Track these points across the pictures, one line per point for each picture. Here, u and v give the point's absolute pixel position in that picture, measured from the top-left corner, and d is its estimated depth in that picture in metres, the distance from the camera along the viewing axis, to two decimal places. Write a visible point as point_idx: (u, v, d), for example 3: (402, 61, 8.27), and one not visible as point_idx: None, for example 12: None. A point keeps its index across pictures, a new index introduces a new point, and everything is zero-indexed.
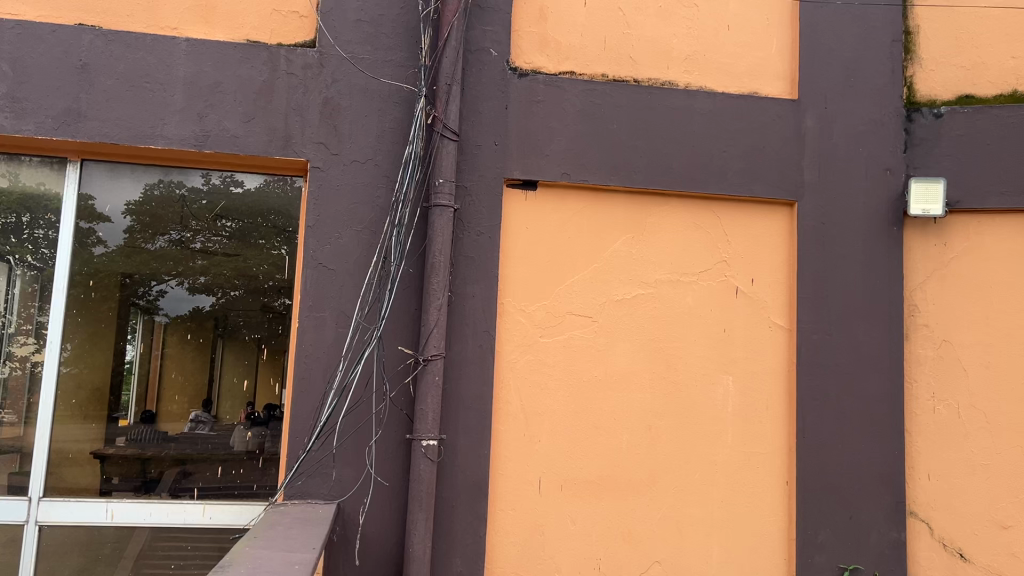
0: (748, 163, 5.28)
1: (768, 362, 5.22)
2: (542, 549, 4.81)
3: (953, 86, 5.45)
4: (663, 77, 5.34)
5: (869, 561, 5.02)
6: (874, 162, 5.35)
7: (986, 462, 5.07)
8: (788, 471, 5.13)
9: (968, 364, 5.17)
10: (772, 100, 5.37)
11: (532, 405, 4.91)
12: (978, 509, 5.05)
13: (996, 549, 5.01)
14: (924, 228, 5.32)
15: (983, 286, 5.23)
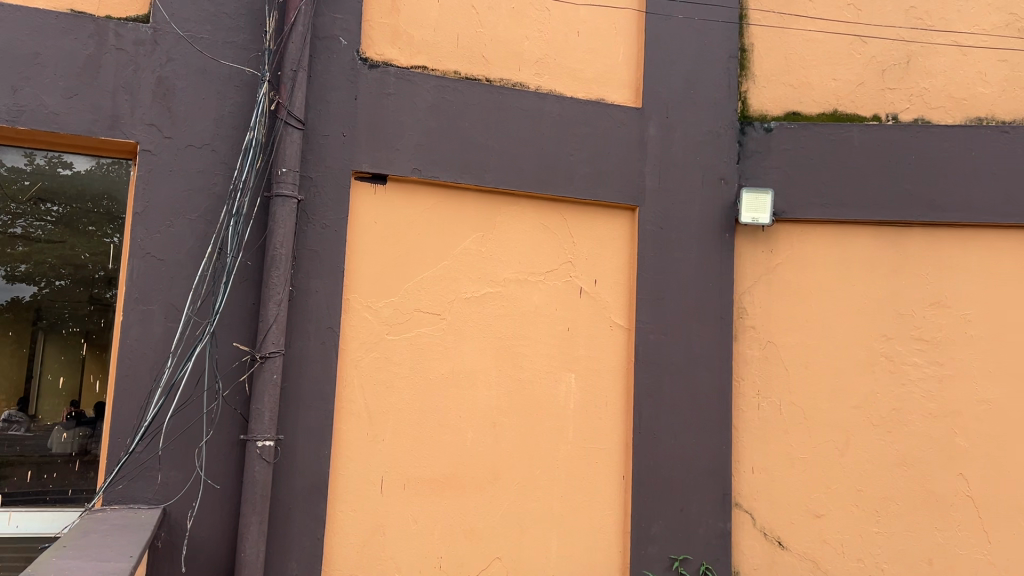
0: (594, 167, 5.42)
1: (608, 361, 5.39)
2: (382, 549, 4.74)
3: (782, 104, 5.83)
4: (514, 77, 5.40)
5: (697, 551, 5.28)
6: (710, 172, 5.63)
7: (802, 456, 5.45)
8: (624, 466, 5.31)
9: (789, 364, 5.54)
10: (617, 107, 5.54)
11: (376, 403, 4.83)
12: (795, 499, 5.42)
13: (810, 537, 5.39)
14: (754, 236, 5.66)
15: (804, 292, 5.61)
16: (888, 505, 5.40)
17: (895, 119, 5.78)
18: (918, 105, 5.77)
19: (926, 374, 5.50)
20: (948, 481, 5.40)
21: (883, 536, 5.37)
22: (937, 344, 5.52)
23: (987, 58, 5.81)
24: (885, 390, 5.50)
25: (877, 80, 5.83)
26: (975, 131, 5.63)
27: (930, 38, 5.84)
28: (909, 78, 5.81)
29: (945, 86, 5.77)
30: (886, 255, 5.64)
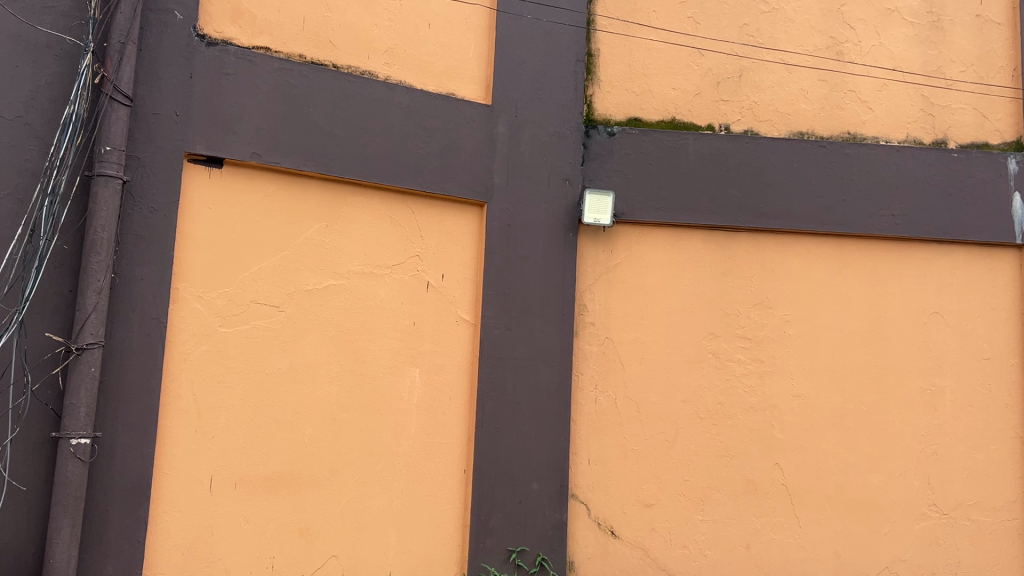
0: (442, 161, 5.40)
1: (452, 356, 5.40)
2: (211, 550, 4.54)
3: (624, 109, 6.05)
4: (362, 66, 5.29)
5: (533, 542, 5.39)
6: (555, 171, 5.74)
7: (635, 448, 5.69)
8: (465, 459, 5.36)
9: (625, 359, 5.76)
10: (467, 103, 5.54)
11: (208, 398, 4.61)
12: (627, 490, 5.64)
13: (640, 525, 5.63)
14: (596, 236, 5.85)
15: (641, 291, 5.85)
16: (711, 494, 5.72)
17: (727, 130, 6.11)
18: (747, 117, 6.13)
19: (748, 370, 5.86)
20: (765, 470, 5.78)
21: (706, 523, 5.69)
22: (759, 342, 5.89)
23: (810, 77, 6.22)
24: (712, 385, 5.82)
25: (712, 92, 6.14)
26: (797, 145, 6.05)
27: (761, 55, 6.20)
28: (740, 92, 6.15)
29: (771, 101, 6.16)
30: (716, 258, 5.96)
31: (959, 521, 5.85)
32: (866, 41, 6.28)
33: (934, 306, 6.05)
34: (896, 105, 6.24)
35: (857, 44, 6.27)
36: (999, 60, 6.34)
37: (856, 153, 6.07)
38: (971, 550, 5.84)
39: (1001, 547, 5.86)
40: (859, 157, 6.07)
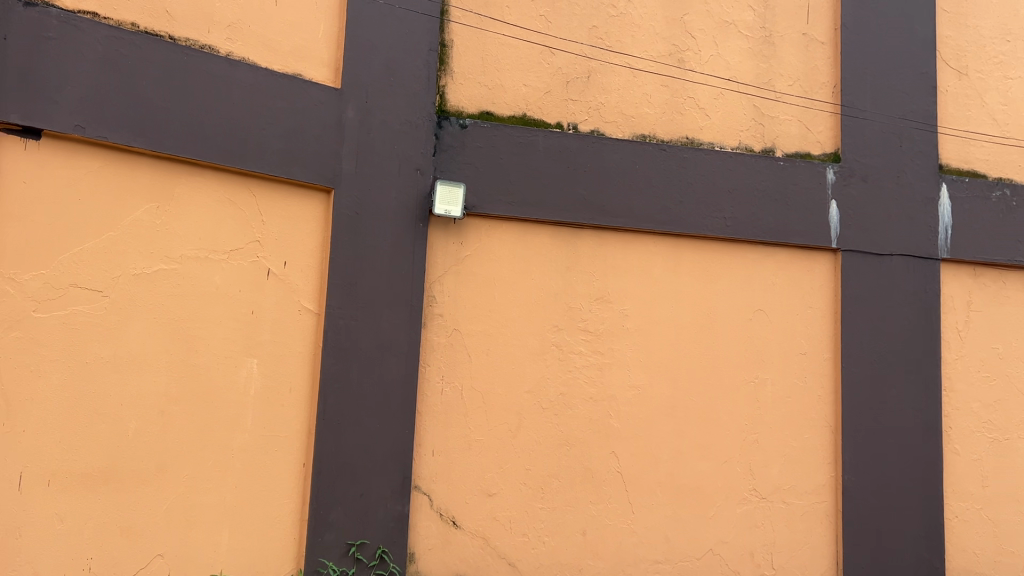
0: (286, 143, 5.23)
1: (294, 346, 5.26)
2: (19, 551, 4.27)
3: (477, 102, 6.07)
4: (202, 40, 5.03)
5: (374, 535, 5.37)
6: (406, 161, 5.68)
7: (479, 439, 5.74)
8: (304, 452, 5.25)
9: (472, 351, 5.80)
10: (315, 86, 5.39)
11: (18, 389, 4.30)
12: (470, 480, 5.69)
13: (481, 515, 5.69)
14: (446, 228, 5.84)
15: (489, 283, 5.90)
16: (551, 482, 5.87)
17: (574, 128, 6.26)
18: (594, 118, 6.30)
19: (589, 362, 6.05)
20: (602, 459, 5.99)
21: (545, 511, 5.83)
22: (600, 335, 6.09)
23: (652, 82, 6.47)
24: (554, 376, 5.96)
25: (561, 90, 6.27)
26: (640, 147, 6.28)
27: (608, 58, 6.38)
28: (588, 92, 6.32)
29: (617, 103, 6.36)
30: (562, 252, 6.10)
31: (775, 503, 6.29)
32: (705, 50, 6.60)
33: (759, 303, 6.46)
34: (730, 113, 6.60)
35: (696, 53, 6.59)
36: (821, 76, 6.83)
37: (693, 157, 6.37)
38: (784, 529, 6.29)
39: (811, 526, 6.34)
40: (696, 161, 6.38)
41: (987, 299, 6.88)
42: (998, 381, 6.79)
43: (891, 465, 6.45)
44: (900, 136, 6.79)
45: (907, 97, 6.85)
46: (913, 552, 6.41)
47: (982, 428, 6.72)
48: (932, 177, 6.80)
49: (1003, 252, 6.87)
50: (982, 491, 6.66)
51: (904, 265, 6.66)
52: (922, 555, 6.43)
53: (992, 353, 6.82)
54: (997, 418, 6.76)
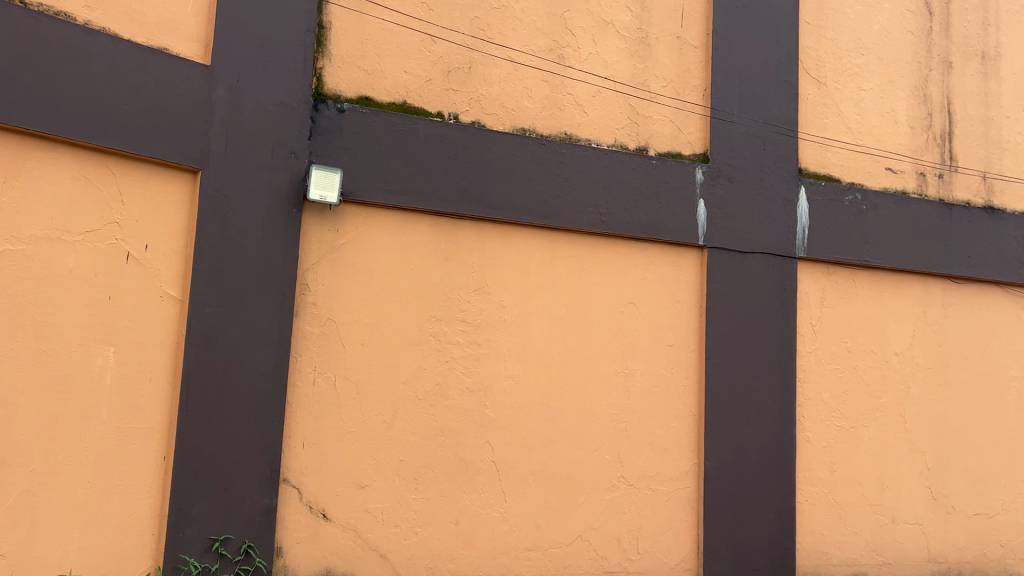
0: (150, 120, 5.04)
1: (155, 334, 5.07)
2: None
3: (355, 87, 5.96)
4: (59, 6, 4.79)
5: (239, 529, 5.23)
6: (279, 143, 5.55)
7: (352, 430, 5.65)
8: (165, 445, 5.07)
9: (346, 341, 5.69)
10: (183, 62, 5.20)
11: None
12: (342, 472, 5.60)
13: (352, 507, 5.61)
14: (321, 214, 5.71)
15: (365, 272, 5.80)
16: (425, 473, 5.84)
17: (455, 118, 6.23)
18: (475, 109, 6.30)
19: (466, 352, 6.05)
20: (476, 449, 6.02)
21: (418, 502, 5.81)
22: (477, 326, 6.11)
23: (532, 76, 6.53)
24: (430, 366, 5.94)
25: (442, 79, 6.23)
26: (519, 140, 6.33)
27: (489, 50, 6.40)
28: (469, 83, 6.31)
29: (498, 95, 6.38)
30: (440, 243, 6.07)
31: (642, 490, 6.51)
32: (584, 48, 6.72)
33: (631, 297, 6.65)
34: (606, 111, 6.74)
35: (576, 50, 6.69)
36: (693, 79, 7.09)
37: (571, 153, 6.49)
38: (649, 515, 6.51)
39: (675, 512, 6.59)
40: (574, 157, 6.49)
41: (838, 296, 7.34)
42: (846, 373, 7.27)
43: (750, 452, 6.78)
44: (763, 141, 7.14)
45: (771, 104, 7.21)
46: (767, 534, 6.77)
47: (831, 416, 7.17)
48: (791, 180, 7.19)
49: (853, 253, 7.34)
50: (830, 475, 7.12)
51: (765, 263, 7.02)
52: (775, 537, 6.80)
53: (842, 346, 7.29)
54: (844, 408, 7.23)
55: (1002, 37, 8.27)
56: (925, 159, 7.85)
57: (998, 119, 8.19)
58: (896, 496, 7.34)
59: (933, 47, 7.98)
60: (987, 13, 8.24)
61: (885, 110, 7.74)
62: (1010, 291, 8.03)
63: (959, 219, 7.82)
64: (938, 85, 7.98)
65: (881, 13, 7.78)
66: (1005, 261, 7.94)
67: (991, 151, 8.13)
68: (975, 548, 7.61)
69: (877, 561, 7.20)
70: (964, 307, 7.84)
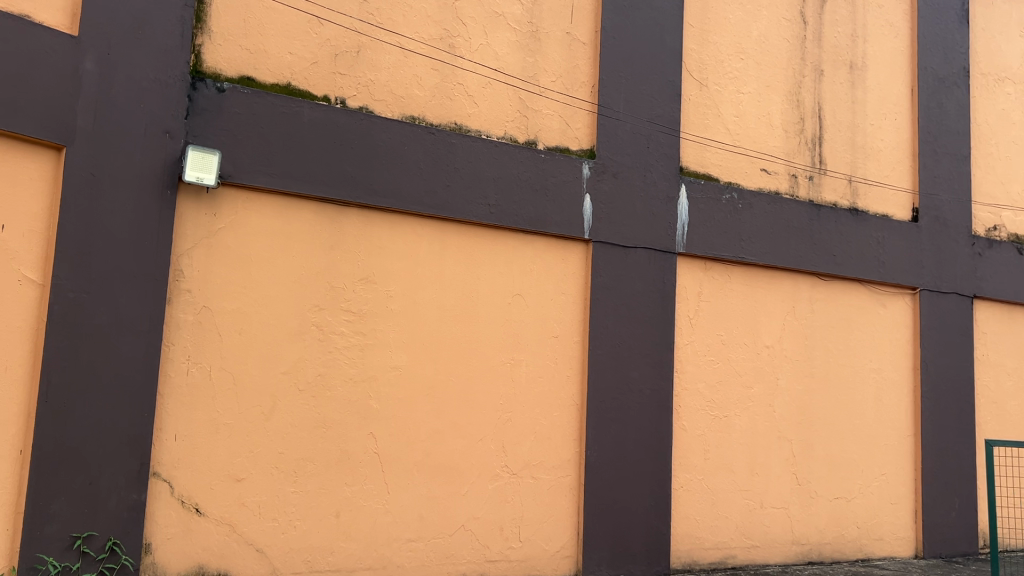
0: (9, 92, 4.83)
1: (12, 319, 4.83)
2: None
3: (237, 66, 5.76)
4: None
5: (103, 526, 5.02)
6: (153, 122, 5.35)
7: (228, 421, 5.48)
8: (22, 439, 4.83)
9: (223, 330, 5.52)
10: (47, 31, 4.99)
11: None
12: (216, 464, 5.43)
13: (227, 501, 5.45)
14: (197, 197, 5.52)
15: (244, 259, 5.63)
16: (304, 465, 5.73)
17: (342, 103, 6.11)
18: (363, 95, 6.19)
19: (350, 343, 5.96)
20: (359, 440, 5.94)
21: (297, 495, 5.69)
22: (362, 316, 6.02)
23: (423, 64, 6.47)
24: (313, 356, 5.82)
25: (329, 63, 6.10)
26: (408, 128, 6.26)
27: (378, 35, 6.30)
28: (358, 68, 6.20)
29: (387, 81, 6.29)
30: (325, 231, 5.95)
31: (525, 479, 6.58)
32: (475, 39, 6.71)
33: (518, 289, 6.70)
34: (496, 103, 6.76)
35: (467, 40, 6.67)
36: (582, 75, 7.19)
37: (461, 143, 6.47)
38: (531, 503, 6.60)
39: (557, 500, 6.70)
40: (464, 147, 6.48)
41: (714, 291, 7.63)
42: (720, 365, 7.57)
43: (629, 441, 6.97)
44: (647, 139, 7.33)
45: (656, 103, 7.40)
46: (644, 520, 6.98)
47: (706, 406, 7.46)
48: (672, 177, 7.42)
49: (729, 250, 7.65)
50: (703, 463, 7.40)
51: (646, 258, 7.22)
52: (652, 523, 7.02)
53: (717, 339, 7.59)
54: (718, 398, 7.53)
55: (869, 49, 8.78)
56: (797, 162, 8.24)
57: (863, 126, 8.69)
58: (765, 483, 7.70)
59: (806, 55, 8.38)
60: (855, 26, 8.72)
61: (761, 114, 8.08)
62: (871, 288, 8.54)
63: (827, 220, 8.25)
64: (810, 92, 8.39)
65: (760, 20, 8.12)
66: (867, 260, 8.43)
67: (857, 156, 8.61)
68: (835, 530, 8.08)
69: (746, 544, 7.54)
70: (829, 302, 8.29)
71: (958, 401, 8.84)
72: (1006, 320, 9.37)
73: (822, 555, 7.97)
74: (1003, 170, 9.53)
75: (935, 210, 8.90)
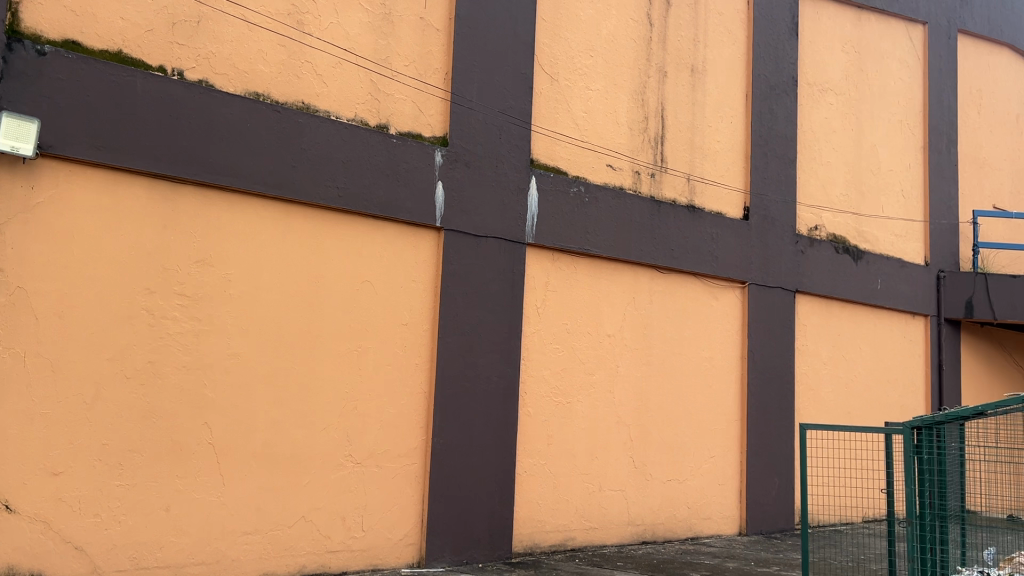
0: None
1: None
2: None
3: (60, 28, 5.35)
4: None
5: None
6: None
7: (44, 411, 5.12)
8: None
9: (40, 313, 5.15)
10: None
11: None
12: (30, 457, 5.06)
13: (42, 497, 5.10)
14: (12, 168, 5.13)
15: (65, 237, 5.26)
16: (132, 457, 5.43)
17: (180, 75, 5.78)
18: (203, 67, 5.89)
19: (184, 329, 5.68)
20: (192, 431, 5.67)
21: (122, 489, 5.38)
22: (197, 300, 5.74)
23: (269, 40, 6.23)
24: (142, 342, 5.51)
25: (166, 31, 5.76)
26: (251, 105, 6.02)
27: (220, 6, 6.00)
28: (198, 38, 5.89)
29: (229, 55, 6.01)
30: (158, 209, 5.63)
31: (369, 468, 6.50)
32: (325, 17, 6.52)
33: (366, 275, 6.58)
34: (346, 84, 6.60)
35: (316, 18, 6.47)
36: (435, 62, 7.13)
37: (308, 123, 6.29)
38: (375, 492, 6.52)
39: (401, 489, 6.66)
40: (311, 128, 6.30)
41: (561, 281, 7.82)
42: (564, 353, 7.77)
43: (475, 429, 7.03)
44: (499, 129, 7.38)
45: (508, 94, 7.47)
46: (487, 506, 7.07)
47: (550, 393, 7.64)
48: (522, 168, 7.53)
49: (575, 242, 7.86)
50: (546, 448, 7.58)
51: (495, 248, 7.29)
52: (495, 508, 7.12)
53: (562, 328, 7.78)
54: (562, 384, 7.73)
55: (708, 54, 9.24)
56: (641, 159, 8.56)
57: (702, 127, 9.14)
58: (603, 466, 7.99)
59: (652, 56, 8.71)
60: (697, 31, 9.16)
61: (608, 110, 8.33)
62: (705, 282, 9.02)
63: (667, 215, 8.63)
64: (654, 92, 8.73)
65: (609, 19, 8.36)
66: (702, 255, 8.90)
67: (695, 156, 9.04)
68: (667, 510, 8.50)
69: (585, 526, 7.80)
70: (667, 295, 8.68)
71: (780, 387, 9.50)
72: (824, 313, 10.15)
73: (654, 534, 8.37)
74: (823, 175, 10.29)
75: (763, 209, 9.51)
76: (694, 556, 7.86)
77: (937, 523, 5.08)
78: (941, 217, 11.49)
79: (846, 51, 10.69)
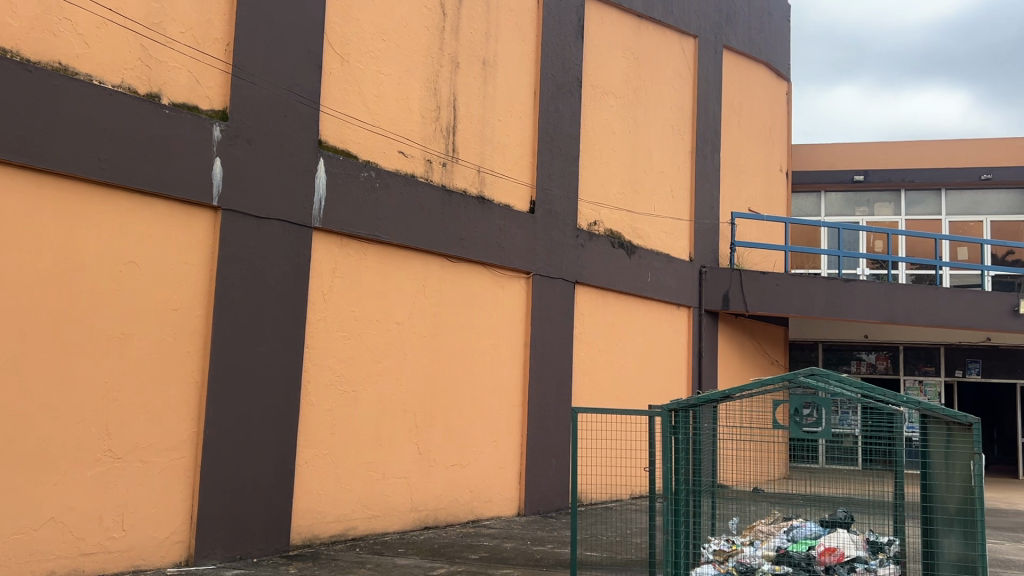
0: None
1: None
2: None
3: None
4: None
5: None
6: None
7: None
8: None
9: None
10: None
11: None
12: None
13: None
14: None
15: None
16: None
17: None
18: None
19: None
20: None
21: None
22: None
23: None
24: None
25: None
26: None
27: None
28: None
29: None
30: None
31: (131, 463, 6.04)
32: None
33: (131, 255, 6.10)
34: (112, 48, 6.06)
35: None
36: (216, 31, 6.71)
37: (65, 86, 5.73)
38: (138, 489, 6.08)
39: (168, 484, 6.25)
40: (69, 91, 5.74)
41: (348, 267, 7.67)
42: (351, 341, 7.64)
43: (252, 419, 6.74)
44: (284, 107, 7.10)
45: (294, 71, 7.19)
46: (263, 498, 6.81)
47: (334, 381, 7.48)
48: (308, 149, 7.29)
49: (363, 228, 7.73)
50: (328, 437, 7.42)
51: (278, 230, 7.02)
52: (272, 500, 6.87)
53: (349, 316, 7.64)
54: (347, 372, 7.60)
55: (500, 48, 9.43)
56: (432, 148, 8.57)
57: (492, 120, 9.31)
58: (387, 454, 7.96)
59: (444, 45, 8.75)
60: (488, 25, 9.31)
61: (400, 97, 8.26)
62: (492, 272, 9.22)
63: (457, 205, 8.71)
64: (446, 82, 8.78)
65: (401, 5, 8.29)
66: (489, 246, 9.08)
67: (485, 148, 9.20)
68: (450, 495, 8.61)
69: (367, 515, 7.72)
70: (456, 283, 8.78)
71: (559, 373, 9.93)
72: (601, 303, 10.73)
73: (436, 520, 8.45)
74: (603, 173, 10.86)
75: (547, 204, 9.87)
76: (474, 539, 8.04)
77: (690, 497, 5.53)
78: (705, 217, 12.51)
79: (626, 56, 11.33)
